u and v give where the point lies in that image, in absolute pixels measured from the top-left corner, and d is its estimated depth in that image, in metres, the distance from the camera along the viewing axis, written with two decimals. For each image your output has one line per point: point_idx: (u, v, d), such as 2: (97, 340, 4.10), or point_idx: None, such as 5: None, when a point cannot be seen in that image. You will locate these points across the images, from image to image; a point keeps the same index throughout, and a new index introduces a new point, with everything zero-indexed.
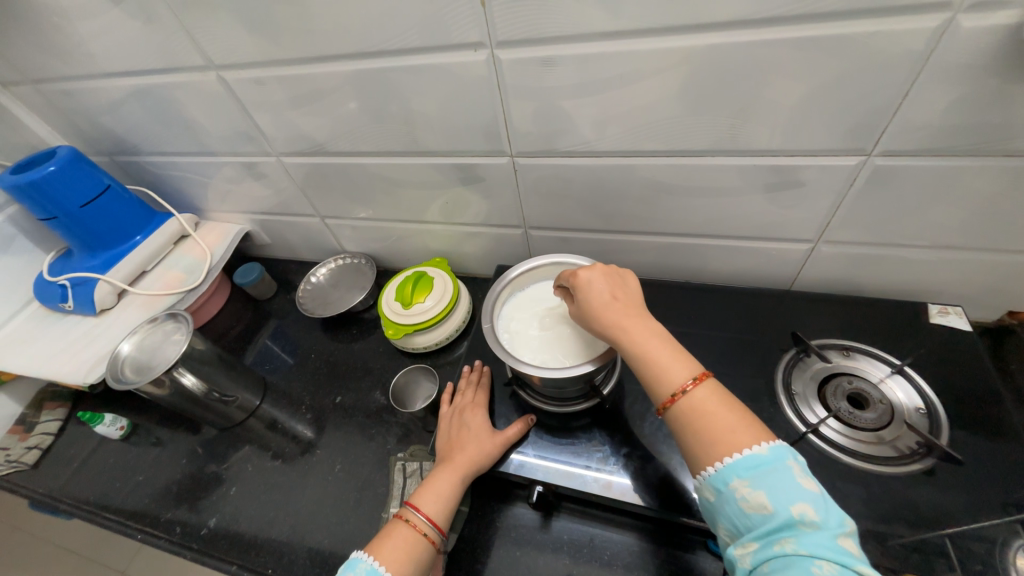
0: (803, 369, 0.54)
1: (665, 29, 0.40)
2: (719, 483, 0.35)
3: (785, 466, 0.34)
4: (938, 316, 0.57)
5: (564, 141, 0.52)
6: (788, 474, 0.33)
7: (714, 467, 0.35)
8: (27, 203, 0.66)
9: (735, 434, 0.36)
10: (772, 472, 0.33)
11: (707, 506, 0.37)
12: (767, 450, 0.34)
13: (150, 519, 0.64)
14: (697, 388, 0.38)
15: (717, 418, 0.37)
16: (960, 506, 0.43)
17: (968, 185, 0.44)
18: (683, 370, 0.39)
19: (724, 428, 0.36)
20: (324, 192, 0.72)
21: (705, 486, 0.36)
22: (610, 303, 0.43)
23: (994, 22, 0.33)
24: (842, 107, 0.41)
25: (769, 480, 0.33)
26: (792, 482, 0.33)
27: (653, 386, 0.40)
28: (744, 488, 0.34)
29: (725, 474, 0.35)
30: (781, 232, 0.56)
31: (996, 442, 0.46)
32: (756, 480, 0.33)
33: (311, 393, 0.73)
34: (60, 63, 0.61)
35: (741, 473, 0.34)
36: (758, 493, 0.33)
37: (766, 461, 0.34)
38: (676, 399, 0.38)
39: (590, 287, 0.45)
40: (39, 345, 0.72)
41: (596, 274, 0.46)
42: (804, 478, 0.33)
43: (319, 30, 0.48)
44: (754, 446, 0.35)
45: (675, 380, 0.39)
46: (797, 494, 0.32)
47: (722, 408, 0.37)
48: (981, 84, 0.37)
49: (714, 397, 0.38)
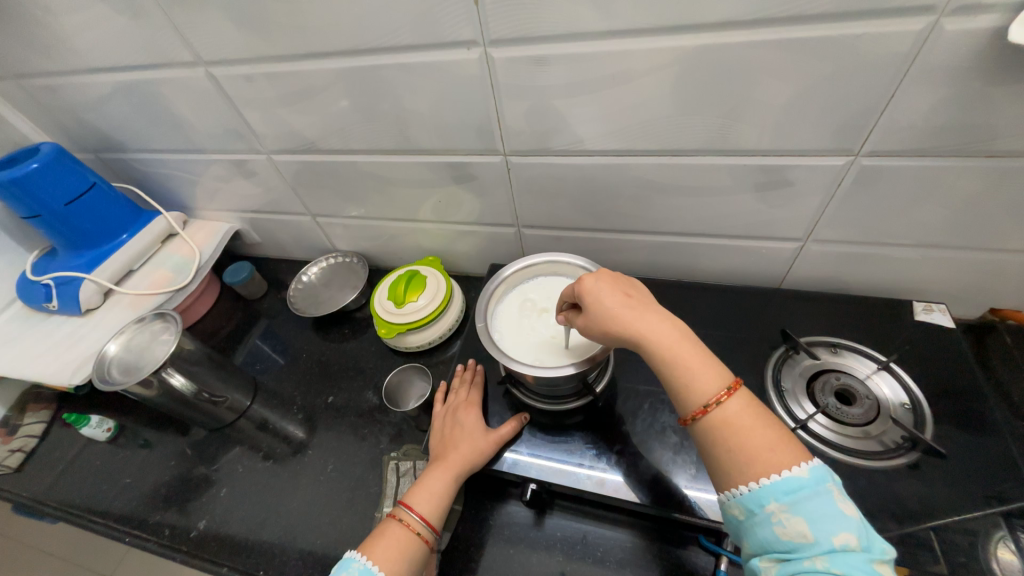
0: (792, 366, 0.55)
1: (656, 29, 0.40)
2: (754, 503, 0.35)
3: (826, 491, 0.34)
4: (922, 313, 0.58)
5: (557, 140, 0.53)
6: (829, 500, 0.33)
7: (749, 487, 0.35)
8: (9, 201, 0.65)
9: (771, 451, 0.36)
10: (812, 497, 0.33)
11: (736, 522, 0.37)
12: (807, 472, 0.34)
13: (138, 522, 0.63)
14: (731, 397, 0.38)
15: (753, 435, 0.37)
16: (944, 499, 0.44)
17: (952, 185, 0.45)
18: (713, 376, 0.40)
19: (762, 446, 0.36)
20: (316, 190, 0.71)
21: (736, 504, 0.36)
22: (626, 310, 0.43)
23: (977, 26, 0.34)
24: (830, 108, 0.42)
25: (810, 505, 0.33)
26: (832, 508, 0.33)
27: (683, 396, 0.40)
28: (782, 511, 0.34)
29: (761, 495, 0.35)
30: (771, 231, 0.56)
31: (978, 436, 0.47)
32: (795, 504, 0.33)
33: (303, 393, 0.73)
34: (43, 57, 0.60)
35: (780, 497, 0.34)
36: (797, 518, 0.33)
37: (806, 485, 0.34)
38: (710, 409, 0.38)
39: (604, 294, 0.44)
40: (22, 346, 0.71)
41: (603, 279, 0.45)
42: (844, 504, 0.33)
43: (309, 27, 0.47)
44: (793, 467, 0.35)
45: (709, 390, 0.39)
46: (838, 520, 0.32)
47: (756, 424, 0.38)
48: (964, 86, 0.38)
49: (747, 409, 0.38)
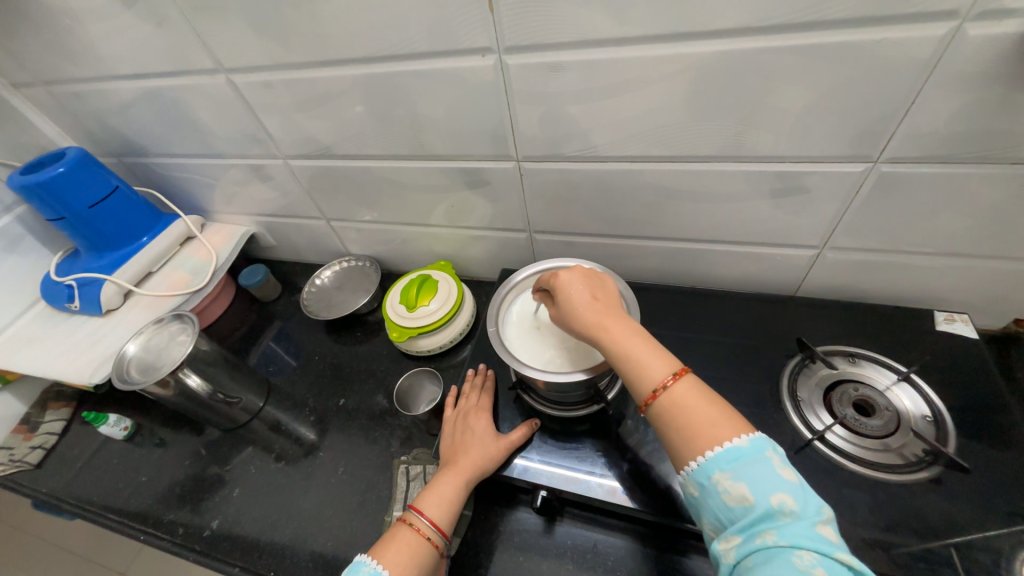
0: (809, 376, 0.54)
1: (670, 36, 0.40)
2: (701, 478, 0.35)
3: (765, 457, 0.34)
4: (943, 323, 0.57)
5: (570, 146, 0.53)
6: (769, 466, 0.33)
7: (697, 462, 0.35)
8: (36, 204, 0.67)
9: (715, 429, 0.36)
10: (752, 464, 0.33)
11: (692, 502, 0.36)
12: (746, 442, 0.34)
13: (152, 520, 0.64)
14: (677, 383, 0.38)
15: (700, 414, 0.36)
16: (967, 516, 0.42)
17: (974, 192, 0.44)
18: (662, 364, 0.39)
19: (705, 423, 0.36)
20: (330, 194, 0.72)
21: (687, 481, 0.36)
22: (589, 303, 0.44)
23: (999, 31, 0.34)
24: (848, 115, 0.42)
25: (750, 473, 0.33)
26: (772, 473, 0.33)
27: (634, 382, 0.39)
28: (725, 481, 0.34)
29: (706, 468, 0.34)
30: (787, 239, 0.56)
31: (1002, 451, 0.46)
32: (737, 472, 0.33)
33: (315, 395, 0.73)
34: (71, 65, 0.62)
35: (723, 467, 0.34)
36: (740, 487, 0.33)
37: (746, 453, 0.34)
38: (657, 394, 0.38)
39: (571, 288, 0.45)
40: (45, 345, 0.73)
41: (574, 275, 0.46)
42: (783, 469, 0.33)
43: (328, 35, 0.48)
44: (733, 440, 0.35)
45: (655, 376, 0.38)
46: (777, 484, 0.32)
47: (703, 404, 0.37)
48: (987, 92, 0.37)
49: (694, 392, 0.38)
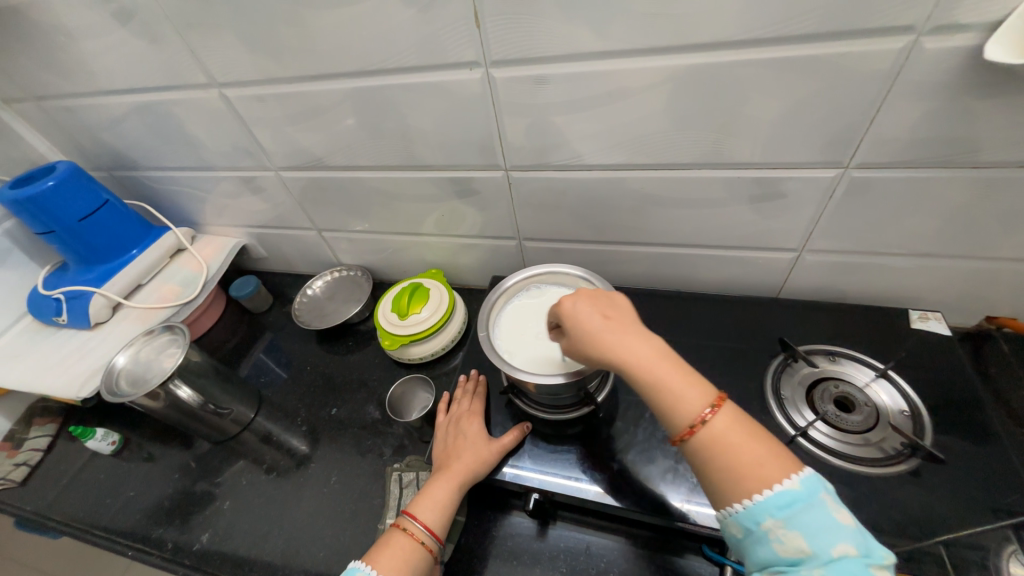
0: (792, 374, 0.56)
1: (649, 50, 0.42)
2: (750, 521, 0.35)
3: (819, 502, 0.34)
4: (918, 321, 0.58)
5: (556, 155, 0.54)
6: (824, 511, 0.34)
7: (745, 505, 0.35)
8: (25, 218, 0.67)
9: (763, 468, 0.36)
10: (805, 510, 0.34)
11: (737, 540, 0.37)
12: (799, 484, 0.35)
13: (140, 536, 0.63)
14: (716, 416, 0.38)
15: (743, 452, 0.37)
16: (946, 508, 0.44)
17: (942, 195, 0.47)
18: (698, 397, 0.39)
19: (751, 462, 0.36)
20: (322, 206, 0.73)
21: (734, 523, 0.36)
22: (606, 332, 0.42)
23: (954, 44, 0.36)
24: (818, 123, 0.44)
25: (805, 518, 0.34)
26: (828, 519, 0.34)
27: (668, 416, 0.39)
28: (778, 527, 0.34)
29: (757, 512, 0.35)
30: (767, 242, 0.58)
31: (979, 445, 0.47)
32: (790, 519, 0.34)
33: (307, 405, 0.73)
34: (63, 80, 0.63)
35: (775, 513, 0.34)
36: (794, 533, 0.34)
37: (800, 499, 0.34)
38: (695, 430, 0.38)
39: (581, 315, 0.43)
40: (31, 360, 0.72)
41: (582, 302, 0.44)
42: (839, 513, 0.34)
43: (319, 51, 0.50)
44: (785, 481, 0.35)
45: (692, 411, 0.38)
46: (833, 530, 0.33)
47: (746, 439, 0.37)
48: (949, 101, 0.39)
49: (735, 424, 0.38)
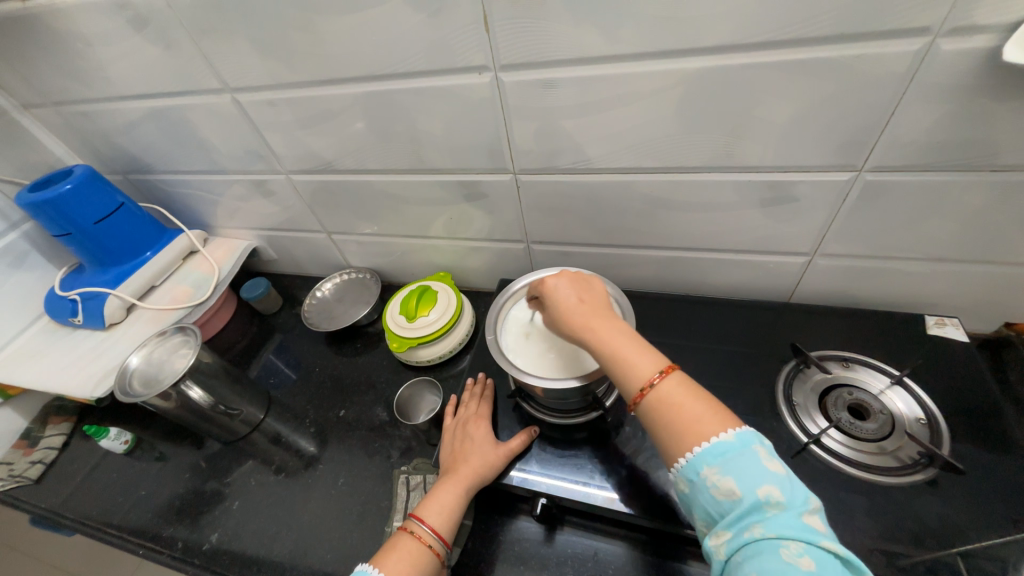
0: (803, 380, 0.55)
1: (659, 53, 0.42)
2: (690, 472, 0.35)
3: (751, 450, 0.34)
4: (935, 327, 0.57)
5: (565, 158, 0.54)
6: (755, 458, 0.33)
7: (686, 457, 0.35)
8: (43, 220, 0.68)
9: (701, 424, 0.36)
10: (738, 457, 0.34)
11: (683, 497, 0.37)
12: (733, 436, 0.35)
13: (151, 535, 0.63)
14: (664, 380, 0.38)
15: (685, 411, 0.37)
16: (964, 519, 0.43)
17: (958, 199, 0.46)
18: (650, 363, 0.40)
19: (691, 418, 0.36)
20: (332, 209, 0.74)
21: (678, 478, 0.36)
22: (577, 306, 0.45)
23: (971, 46, 0.35)
24: (831, 126, 0.43)
25: (737, 465, 0.33)
26: (759, 466, 0.33)
27: (621, 382, 0.40)
28: (714, 474, 0.34)
29: (695, 463, 0.35)
30: (779, 246, 0.57)
31: (998, 455, 0.46)
32: (724, 465, 0.34)
33: (315, 407, 0.74)
34: (80, 86, 0.64)
35: (710, 462, 0.34)
36: (727, 479, 0.33)
37: (733, 446, 0.34)
38: (644, 393, 0.38)
39: (557, 292, 0.46)
40: (47, 360, 0.73)
41: (562, 280, 0.48)
42: (770, 461, 0.34)
43: (330, 56, 0.50)
44: (720, 434, 0.35)
45: (642, 374, 0.39)
46: (763, 476, 0.33)
47: (690, 399, 0.37)
48: (966, 104, 0.39)
49: (683, 388, 0.38)
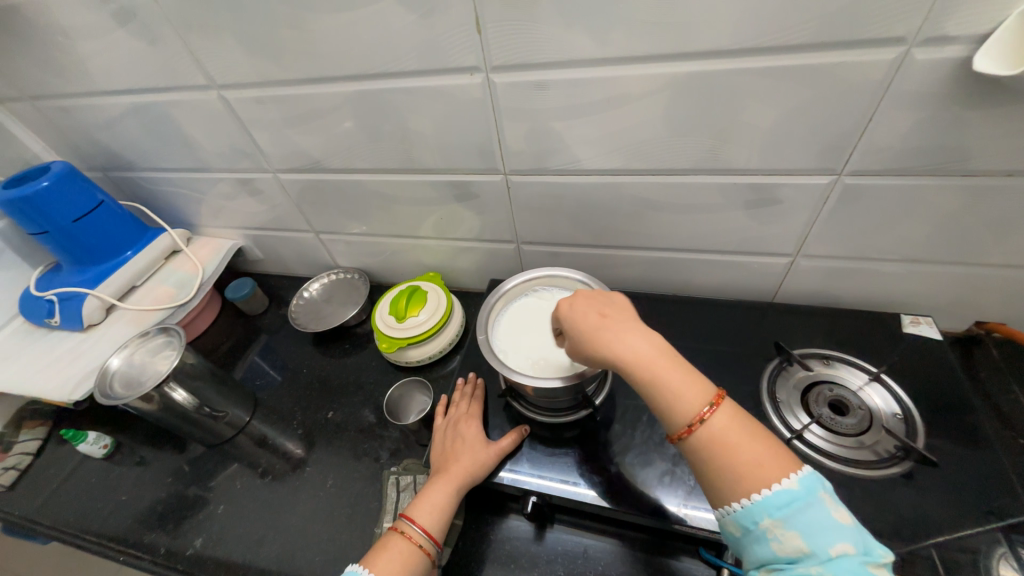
0: (787, 378, 0.56)
1: (648, 57, 0.43)
2: (748, 520, 0.36)
3: (817, 501, 0.35)
4: (910, 326, 0.59)
5: (555, 159, 0.55)
6: (821, 510, 0.34)
7: (744, 504, 0.36)
8: (18, 218, 0.66)
9: (762, 467, 0.37)
10: (804, 509, 0.34)
11: (737, 540, 0.37)
12: (797, 483, 0.35)
13: (132, 541, 0.62)
14: (714, 414, 0.39)
15: (742, 453, 0.37)
16: (938, 510, 0.44)
17: (931, 202, 0.48)
18: (696, 394, 0.40)
19: (749, 461, 0.37)
20: (320, 208, 0.73)
21: (734, 523, 0.37)
22: (600, 329, 0.44)
23: (943, 56, 0.37)
24: (812, 131, 0.45)
25: (803, 517, 0.34)
26: (826, 518, 0.34)
27: (667, 415, 0.40)
28: (777, 527, 0.34)
29: (756, 512, 0.35)
30: (763, 247, 0.58)
31: (969, 448, 0.48)
32: (788, 518, 0.34)
33: (303, 408, 0.73)
34: (59, 80, 0.62)
35: (773, 513, 0.35)
36: (792, 532, 0.34)
37: (798, 498, 0.35)
38: (694, 428, 0.39)
39: (576, 315, 0.46)
40: (21, 362, 0.71)
41: (577, 302, 0.47)
42: (836, 512, 0.34)
43: (320, 54, 0.50)
44: (783, 481, 0.35)
45: (691, 409, 0.39)
46: (831, 529, 0.33)
47: (744, 439, 0.38)
48: (938, 111, 0.40)
49: (734, 424, 0.39)
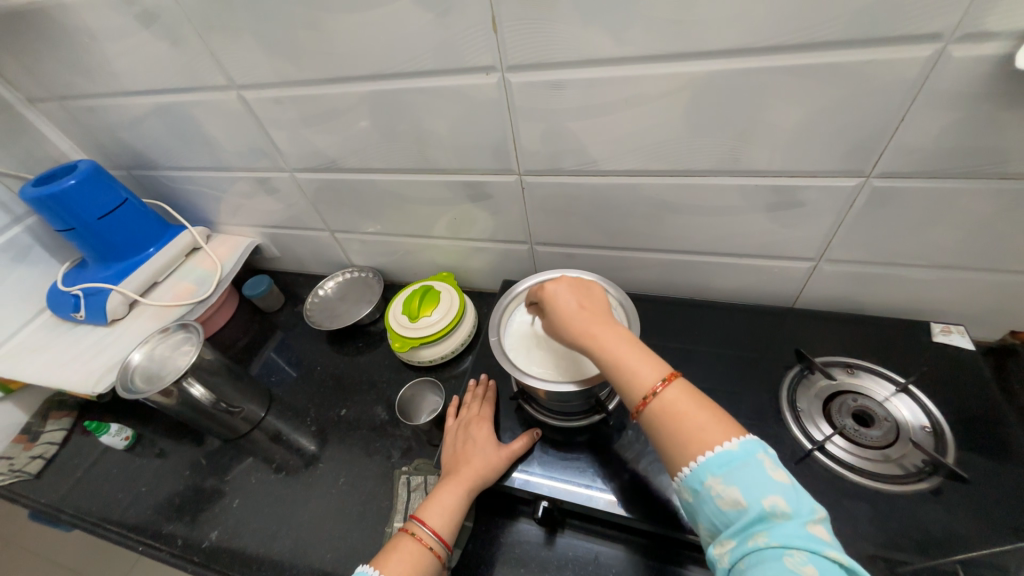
0: (808, 386, 0.55)
1: (669, 55, 0.42)
2: (693, 481, 0.35)
3: (756, 460, 0.34)
4: (940, 334, 0.57)
5: (571, 160, 0.54)
6: (760, 468, 0.34)
7: (690, 467, 0.35)
8: (46, 215, 0.68)
9: (705, 433, 0.36)
10: (742, 467, 0.34)
11: (687, 506, 0.37)
12: (737, 445, 0.35)
13: (151, 532, 0.63)
14: (667, 388, 0.38)
15: (689, 419, 0.37)
16: (969, 529, 0.42)
17: (966, 206, 0.45)
18: (652, 371, 0.40)
19: (695, 427, 0.36)
20: (335, 207, 0.74)
21: (682, 487, 0.36)
22: (578, 313, 0.45)
23: (983, 53, 0.35)
24: (840, 131, 0.43)
25: (742, 475, 0.33)
26: (762, 475, 0.33)
27: (624, 390, 0.40)
28: (718, 484, 0.34)
29: (699, 472, 0.35)
30: (784, 250, 0.57)
31: (1002, 464, 0.46)
32: (727, 475, 0.34)
33: (317, 405, 0.74)
34: (86, 81, 0.64)
35: (714, 471, 0.34)
36: (731, 489, 0.33)
37: (737, 456, 0.34)
38: (647, 401, 0.38)
39: (558, 298, 0.47)
40: (49, 354, 0.73)
41: (562, 287, 0.48)
42: (775, 471, 0.34)
43: (337, 54, 0.50)
44: (723, 443, 0.35)
45: (645, 382, 0.39)
46: (768, 486, 0.33)
47: (692, 407, 0.37)
48: (976, 110, 0.38)
49: (686, 396, 0.38)
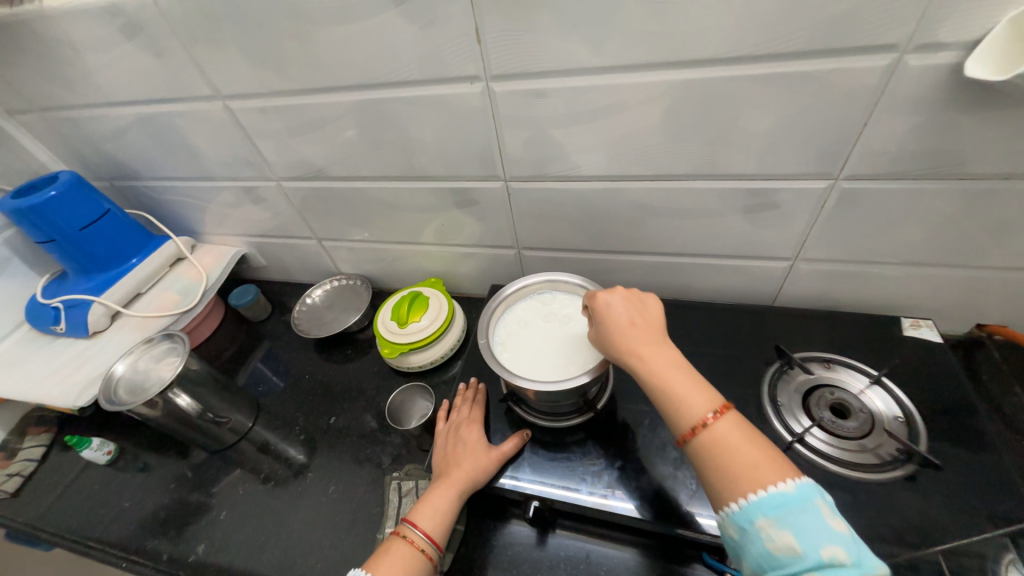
0: (788, 381, 0.56)
1: (646, 65, 0.43)
2: (744, 520, 0.35)
3: (814, 506, 0.34)
4: (910, 328, 0.59)
5: (554, 166, 0.55)
6: (818, 516, 0.33)
7: (739, 503, 0.36)
8: (26, 227, 0.67)
9: (759, 470, 0.36)
10: (798, 513, 0.34)
11: (733, 543, 0.37)
12: (793, 487, 0.35)
13: (135, 548, 0.62)
14: (718, 421, 0.39)
15: (741, 455, 0.37)
16: (943, 514, 0.44)
17: (928, 205, 0.48)
18: (704, 402, 0.40)
19: (746, 464, 0.37)
20: (322, 215, 0.74)
21: (729, 523, 0.36)
22: (629, 330, 0.45)
23: (937, 62, 0.38)
24: (809, 136, 0.45)
25: (798, 520, 0.33)
26: (822, 523, 0.33)
27: (673, 417, 0.41)
28: (770, 526, 0.34)
29: (750, 511, 0.35)
30: (762, 251, 0.59)
31: (972, 451, 0.48)
32: (783, 520, 0.34)
33: (305, 414, 0.73)
34: (68, 92, 0.63)
35: (767, 513, 0.34)
36: (786, 533, 0.33)
37: (794, 500, 0.34)
38: (697, 432, 0.39)
39: (610, 311, 0.46)
40: (28, 369, 0.71)
41: (616, 298, 0.47)
42: (834, 520, 0.34)
43: (323, 65, 0.51)
44: (779, 483, 0.35)
45: (696, 413, 0.40)
46: (826, 534, 0.33)
47: (747, 444, 0.38)
48: (933, 116, 0.41)
49: (737, 432, 0.39)
